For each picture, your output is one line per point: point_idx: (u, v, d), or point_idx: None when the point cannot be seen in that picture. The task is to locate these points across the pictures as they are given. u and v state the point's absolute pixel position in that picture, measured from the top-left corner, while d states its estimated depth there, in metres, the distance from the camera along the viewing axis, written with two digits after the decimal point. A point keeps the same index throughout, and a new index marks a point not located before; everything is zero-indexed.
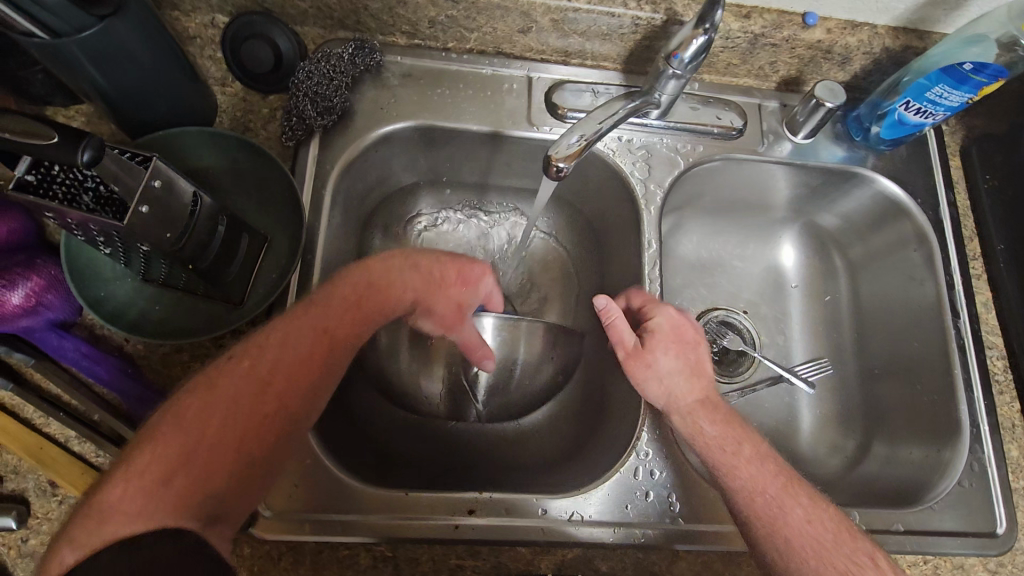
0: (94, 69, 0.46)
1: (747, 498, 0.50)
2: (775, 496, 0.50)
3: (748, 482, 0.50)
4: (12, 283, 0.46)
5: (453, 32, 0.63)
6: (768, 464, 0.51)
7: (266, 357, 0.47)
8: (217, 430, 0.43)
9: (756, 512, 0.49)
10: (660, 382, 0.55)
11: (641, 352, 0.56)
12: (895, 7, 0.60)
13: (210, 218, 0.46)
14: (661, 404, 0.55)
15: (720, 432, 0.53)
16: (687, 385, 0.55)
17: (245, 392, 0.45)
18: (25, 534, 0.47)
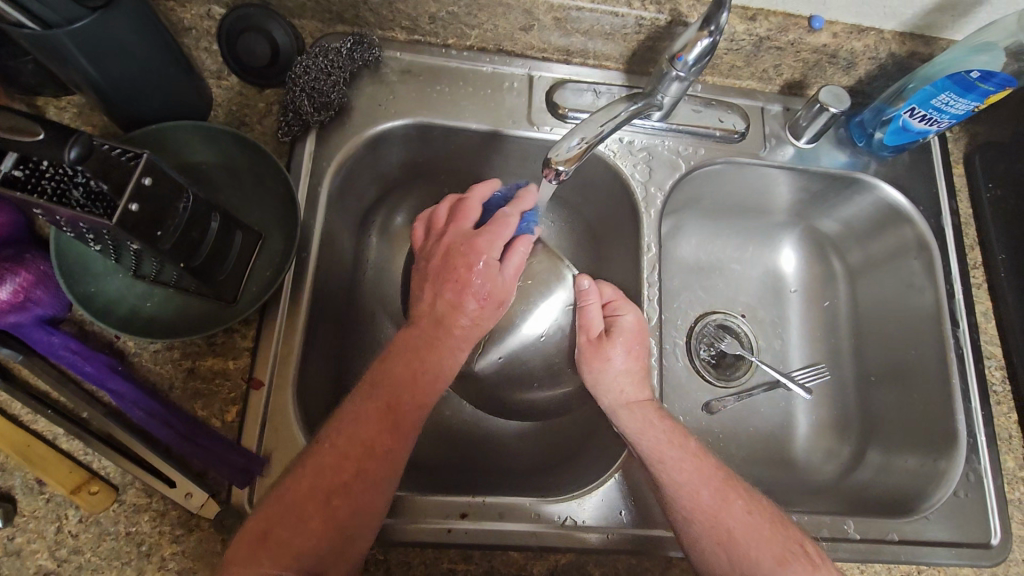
0: (85, 62, 0.45)
1: (683, 501, 0.50)
2: (710, 501, 0.50)
3: (681, 486, 0.51)
4: (0, 278, 0.46)
5: (453, 28, 0.62)
6: (702, 468, 0.52)
7: (347, 415, 0.47)
8: (303, 493, 0.44)
9: (691, 514, 0.50)
10: (605, 380, 0.56)
11: (595, 349, 0.57)
12: (901, 12, 0.59)
13: (202, 215, 0.45)
14: (606, 403, 0.56)
15: (654, 436, 0.53)
16: (632, 387, 0.55)
17: (333, 450, 0.46)
18: (12, 533, 0.47)
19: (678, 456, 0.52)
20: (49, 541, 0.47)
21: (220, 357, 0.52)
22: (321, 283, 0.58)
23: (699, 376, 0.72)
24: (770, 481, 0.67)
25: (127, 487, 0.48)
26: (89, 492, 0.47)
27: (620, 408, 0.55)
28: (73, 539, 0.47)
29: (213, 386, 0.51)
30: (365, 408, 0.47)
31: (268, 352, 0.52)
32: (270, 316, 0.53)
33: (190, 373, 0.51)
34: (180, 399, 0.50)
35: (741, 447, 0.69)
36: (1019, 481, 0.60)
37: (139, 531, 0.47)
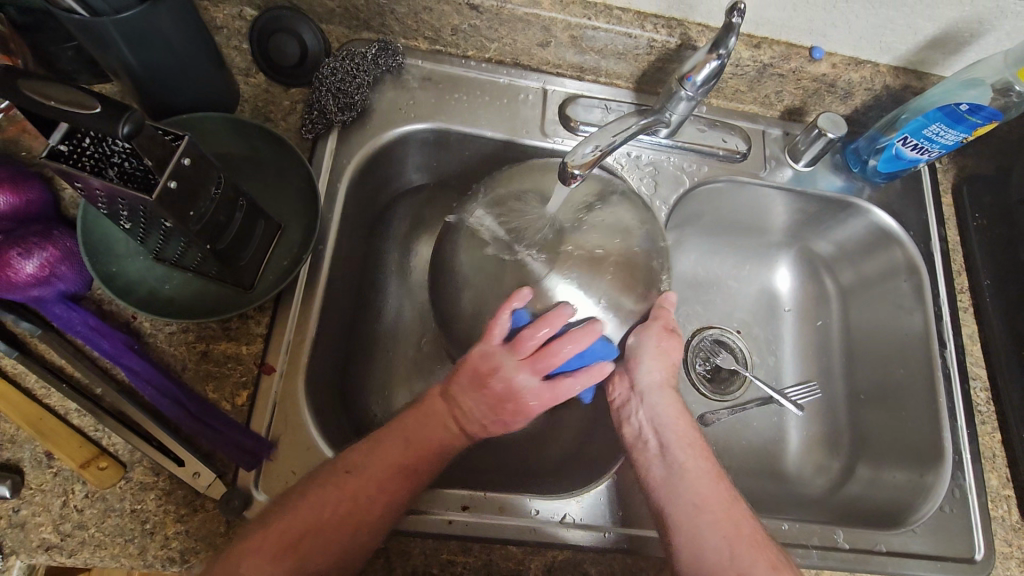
0: (127, 50, 0.47)
1: (696, 490, 0.51)
2: (723, 498, 0.51)
3: (698, 475, 0.51)
4: (28, 252, 0.47)
5: (474, 41, 0.65)
6: (716, 470, 0.52)
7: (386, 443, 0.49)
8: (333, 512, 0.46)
9: (701, 504, 0.50)
10: (657, 360, 0.55)
11: (665, 336, 0.54)
12: (896, 47, 0.63)
13: (230, 202, 0.47)
14: (645, 381, 0.55)
15: (684, 426, 0.54)
16: (672, 375, 0.56)
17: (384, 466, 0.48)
18: (18, 505, 0.47)
19: (701, 451, 0.53)
20: (54, 515, 0.47)
21: (234, 342, 0.53)
22: (335, 276, 0.60)
23: (695, 388, 0.74)
24: (762, 493, 0.69)
25: (134, 464, 0.49)
26: (98, 467, 0.47)
27: (656, 391, 0.55)
28: (78, 515, 0.47)
29: (226, 369, 0.52)
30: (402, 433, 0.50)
31: (281, 339, 0.54)
32: (285, 305, 0.55)
33: (204, 356, 0.52)
34: (193, 380, 0.51)
35: (733, 459, 0.71)
36: (1003, 499, 0.62)
37: (145, 509, 0.48)
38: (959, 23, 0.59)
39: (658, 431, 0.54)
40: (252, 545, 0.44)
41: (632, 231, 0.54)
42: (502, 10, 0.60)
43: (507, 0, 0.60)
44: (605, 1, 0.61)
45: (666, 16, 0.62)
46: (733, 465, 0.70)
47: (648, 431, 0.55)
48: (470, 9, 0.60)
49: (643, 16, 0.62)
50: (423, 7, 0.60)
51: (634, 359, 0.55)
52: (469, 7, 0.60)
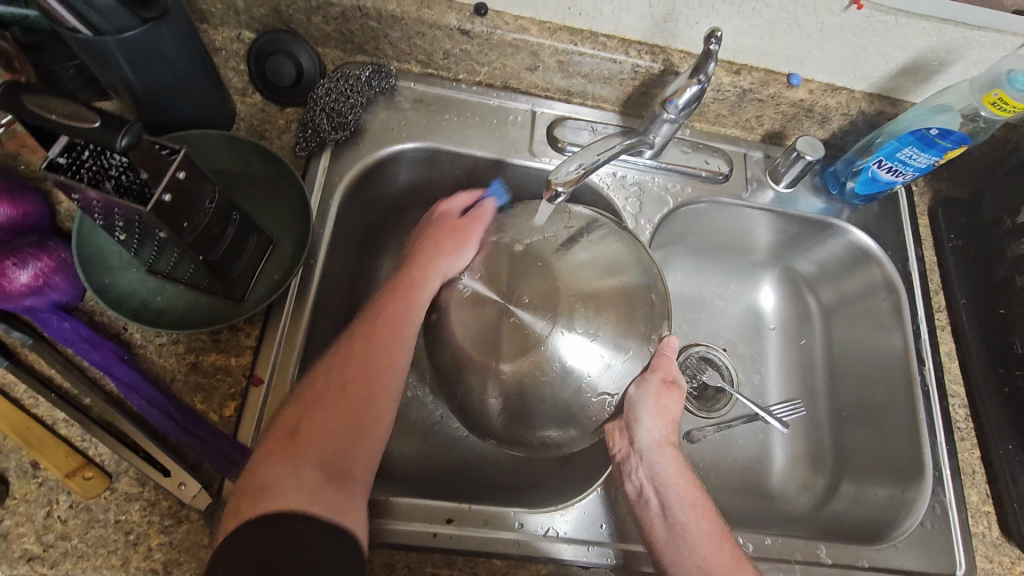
0: (128, 69, 0.49)
1: (700, 553, 0.49)
2: (727, 556, 0.50)
3: (702, 537, 0.50)
4: (22, 262, 0.48)
5: (465, 64, 0.67)
6: (721, 531, 0.51)
7: (306, 402, 0.49)
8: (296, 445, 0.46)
9: (704, 564, 0.49)
10: (658, 417, 0.54)
11: (662, 392, 0.54)
12: (870, 75, 0.66)
13: (223, 215, 0.48)
14: (644, 439, 0.54)
15: (686, 485, 0.53)
16: (671, 432, 0.55)
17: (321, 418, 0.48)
18: (1, 515, 0.47)
19: (705, 511, 0.52)
20: (37, 526, 0.47)
21: (223, 354, 0.54)
22: (325, 290, 0.61)
23: (681, 405, 0.75)
24: (746, 510, 0.69)
25: (120, 475, 0.49)
26: (83, 477, 0.47)
27: (657, 449, 0.54)
28: (61, 525, 0.47)
29: (214, 380, 0.53)
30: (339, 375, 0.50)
31: (270, 351, 0.54)
32: (274, 317, 0.56)
33: (192, 367, 0.53)
34: (181, 391, 0.52)
35: (719, 475, 0.71)
36: (983, 515, 0.63)
37: (129, 519, 0.48)
38: (928, 53, 0.62)
39: (659, 492, 0.53)
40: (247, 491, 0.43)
41: (627, 266, 0.54)
42: (492, 35, 0.63)
43: (497, 27, 0.62)
44: (590, 28, 0.64)
45: (649, 43, 0.64)
46: (719, 481, 0.71)
47: (649, 491, 0.53)
48: (461, 35, 0.63)
49: (627, 43, 0.64)
50: (416, 32, 0.63)
51: (633, 414, 0.54)
52: (461, 33, 0.63)
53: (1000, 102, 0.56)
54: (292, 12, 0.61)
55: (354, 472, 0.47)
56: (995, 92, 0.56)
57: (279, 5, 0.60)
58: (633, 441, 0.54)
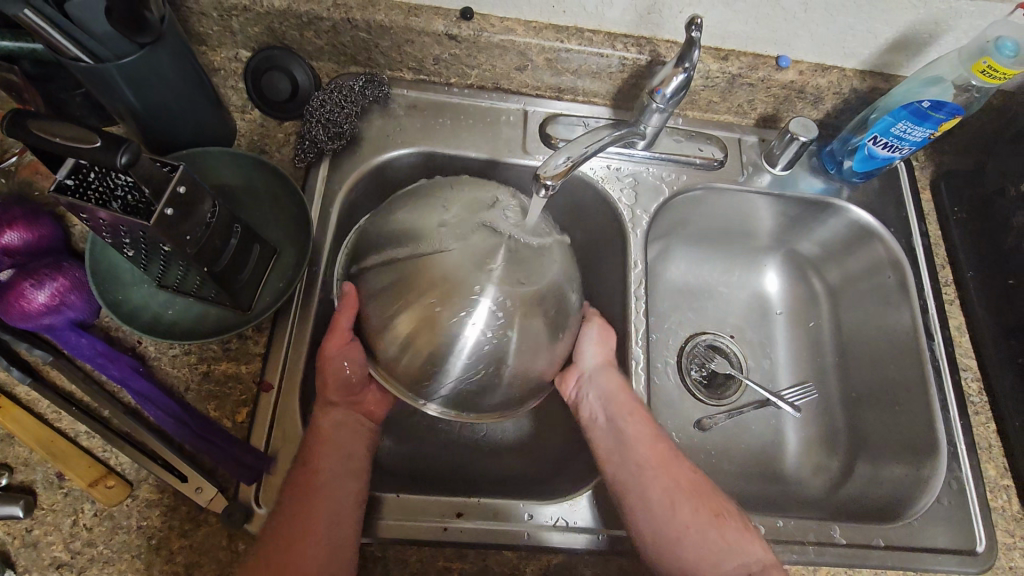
0: (129, 93, 0.51)
1: (638, 456, 0.55)
2: (665, 455, 0.55)
3: (641, 439, 0.56)
4: (40, 282, 0.50)
5: (455, 68, 0.68)
6: (662, 437, 0.57)
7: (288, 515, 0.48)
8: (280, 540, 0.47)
9: (646, 466, 0.54)
10: (596, 347, 0.61)
11: (603, 327, 0.62)
12: (859, 52, 0.66)
13: (224, 228, 0.50)
14: (590, 363, 0.61)
15: (626, 396, 0.58)
16: (613, 359, 0.62)
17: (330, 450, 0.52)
18: (31, 525, 0.49)
19: (645, 420, 0.57)
20: (65, 534, 0.49)
21: (233, 362, 0.56)
22: (330, 296, 0.62)
23: (690, 394, 0.75)
24: (760, 495, 0.69)
25: (141, 482, 0.51)
26: (106, 485, 0.49)
27: (601, 372, 0.60)
28: (87, 533, 0.49)
29: (226, 388, 0.55)
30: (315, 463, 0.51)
31: (279, 358, 0.56)
32: (281, 324, 0.57)
33: (205, 376, 0.55)
34: (195, 400, 0.54)
35: (731, 462, 0.71)
36: (1001, 489, 0.62)
37: (151, 524, 0.50)
38: (916, 26, 0.62)
39: (605, 409, 0.58)
40: None
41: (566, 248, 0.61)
42: (479, 38, 0.64)
43: (483, 29, 0.63)
44: (576, 24, 0.65)
45: (635, 35, 0.65)
46: (732, 468, 0.71)
47: (597, 411, 0.59)
48: (449, 39, 0.64)
49: (613, 36, 0.65)
50: (405, 39, 0.64)
51: (579, 346, 0.61)
52: (448, 38, 0.64)
53: (989, 69, 0.56)
54: (284, 28, 0.63)
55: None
56: (984, 60, 0.55)
57: (271, 22, 0.62)
58: (581, 371, 0.61)
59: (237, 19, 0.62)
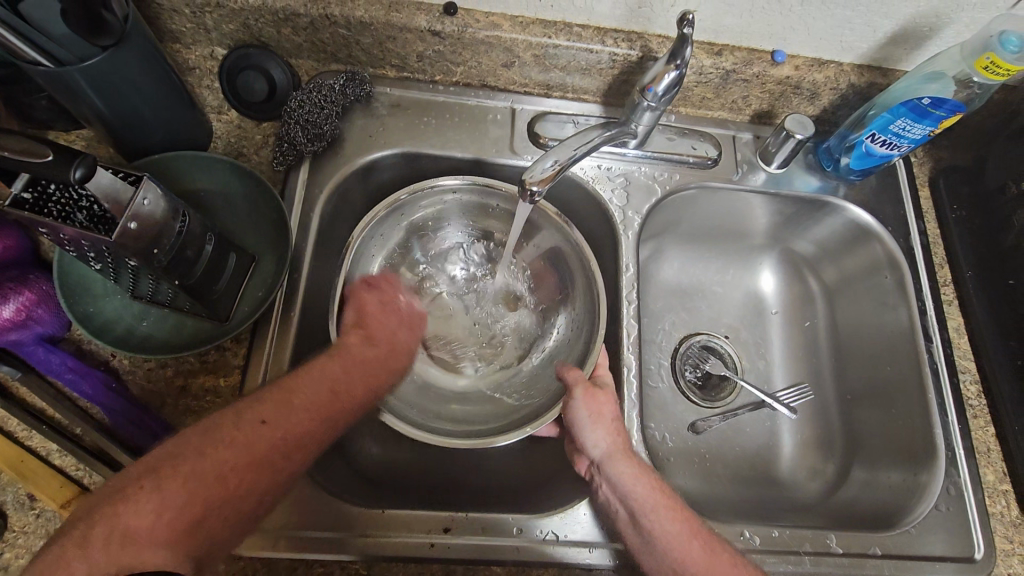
0: (94, 96, 0.48)
1: (671, 557, 0.49)
2: (699, 554, 0.49)
3: (670, 539, 0.50)
4: (4, 297, 0.48)
5: (439, 66, 0.66)
6: (689, 519, 0.51)
7: (265, 412, 0.46)
8: (230, 470, 0.44)
9: (679, 568, 0.49)
10: (598, 428, 0.55)
11: (591, 396, 0.56)
12: (857, 46, 0.64)
13: (198, 237, 0.48)
14: (596, 453, 0.54)
15: (646, 488, 0.52)
16: (620, 439, 0.55)
17: (300, 407, 0.48)
18: (2, 548, 0.47)
19: (668, 510, 0.51)
20: (37, 557, 0.47)
21: (211, 375, 0.54)
22: (312, 304, 0.60)
23: (684, 396, 0.73)
24: (755, 500, 0.68)
25: None
26: (79, 506, 0.48)
27: (613, 457, 0.53)
28: None
29: (204, 403, 0.53)
30: (320, 369, 0.51)
31: (258, 369, 0.54)
32: (261, 335, 0.56)
33: (182, 391, 0.53)
34: (171, 415, 0.52)
35: (726, 466, 0.70)
36: (1000, 494, 0.60)
37: None
38: (916, 19, 0.60)
39: (624, 502, 0.52)
40: (118, 499, 0.40)
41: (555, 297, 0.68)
42: (464, 34, 0.61)
43: (468, 25, 0.61)
44: (564, 19, 0.62)
45: (626, 30, 0.63)
46: (726, 471, 0.70)
47: (615, 503, 0.53)
48: (432, 36, 0.62)
49: (603, 31, 0.63)
50: (387, 36, 0.62)
51: (576, 431, 0.55)
52: (432, 34, 0.61)
53: (993, 66, 0.54)
54: (261, 25, 0.60)
55: (245, 511, 0.44)
56: (988, 56, 0.53)
57: (247, 19, 0.60)
58: (591, 457, 0.55)
59: (211, 16, 0.59)
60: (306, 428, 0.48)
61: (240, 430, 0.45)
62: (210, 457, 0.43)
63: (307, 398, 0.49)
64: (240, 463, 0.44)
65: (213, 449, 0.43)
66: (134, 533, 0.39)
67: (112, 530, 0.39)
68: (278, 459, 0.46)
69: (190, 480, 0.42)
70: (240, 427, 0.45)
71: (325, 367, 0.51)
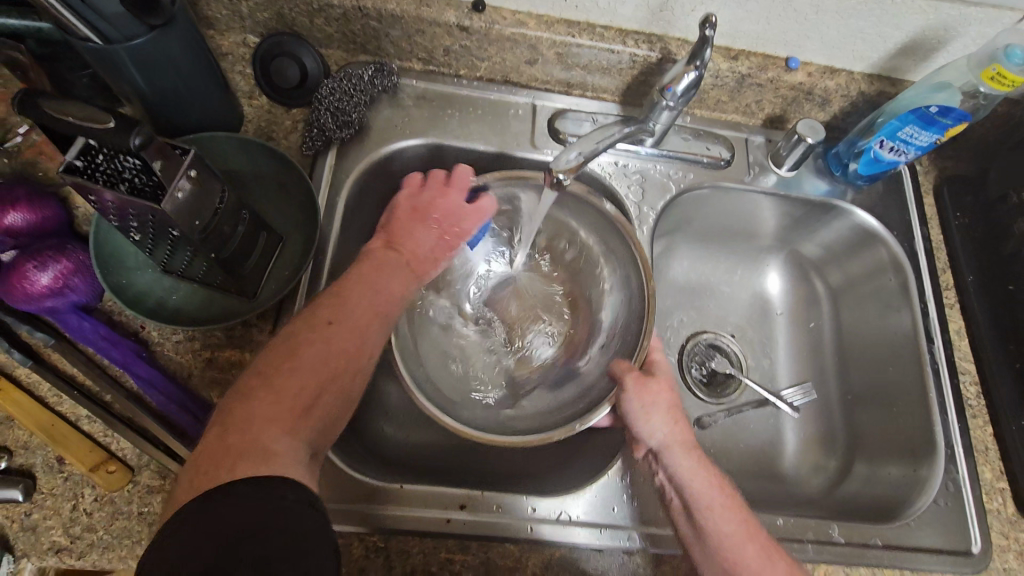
0: (137, 73, 0.50)
1: (724, 555, 0.48)
2: (753, 557, 0.48)
3: (726, 538, 0.49)
4: (43, 264, 0.49)
5: (465, 60, 0.68)
6: (748, 522, 0.50)
7: (297, 348, 0.45)
8: (303, 391, 0.43)
9: (733, 566, 0.48)
10: (654, 417, 0.55)
11: (643, 386, 0.56)
12: (868, 56, 0.66)
13: (233, 212, 0.49)
14: (654, 442, 0.54)
15: (703, 482, 0.52)
16: (679, 429, 0.54)
17: (328, 331, 0.47)
18: (29, 509, 0.48)
19: (725, 509, 0.50)
20: (64, 519, 0.48)
21: (237, 349, 0.55)
22: None
23: (691, 393, 0.75)
24: (758, 493, 0.70)
25: (142, 468, 0.50)
26: (107, 470, 0.49)
27: (671, 447, 0.53)
28: (87, 518, 0.49)
29: (230, 376, 0.54)
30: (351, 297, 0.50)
31: None
32: (286, 312, 0.57)
33: (208, 363, 0.54)
34: (198, 387, 0.53)
35: (730, 460, 0.72)
36: (997, 492, 0.62)
37: (151, 511, 0.49)
38: (925, 31, 0.62)
39: (680, 492, 0.52)
40: (228, 436, 0.39)
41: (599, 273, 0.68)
42: (491, 30, 0.64)
43: (495, 21, 0.63)
44: (588, 19, 0.65)
45: (647, 32, 0.65)
46: (730, 465, 0.71)
47: (672, 492, 0.53)
48: (460, 31, 0.64)
49: (624, 32, 0.65)
50: (416, 29, 0.64)
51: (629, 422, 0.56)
52: (460, 29, 0.64)
53: (999, 77, 0.56)
54: (295, 14, 0.62)
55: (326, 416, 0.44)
56: (993, 67, 0.56)
57: (282, 8, 0.61)
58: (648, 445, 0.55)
59: (247, 3, 0.61)
60: (360, 333, 0.48)
61: (299, 348, 0.45)
62: (265, 390, 0.42)
63: (350, 325, 0.48)
64: (281, 391, 0.43)
65: (263, 386, 0.43)
66: (262, 458, 0.39)
67: (221, 468, 0.38)
68: (327, 382, 0.45)
69: (266, 407, 0.41)
70: (298, 347, 0.45)
71: (349, 293, 0.50)
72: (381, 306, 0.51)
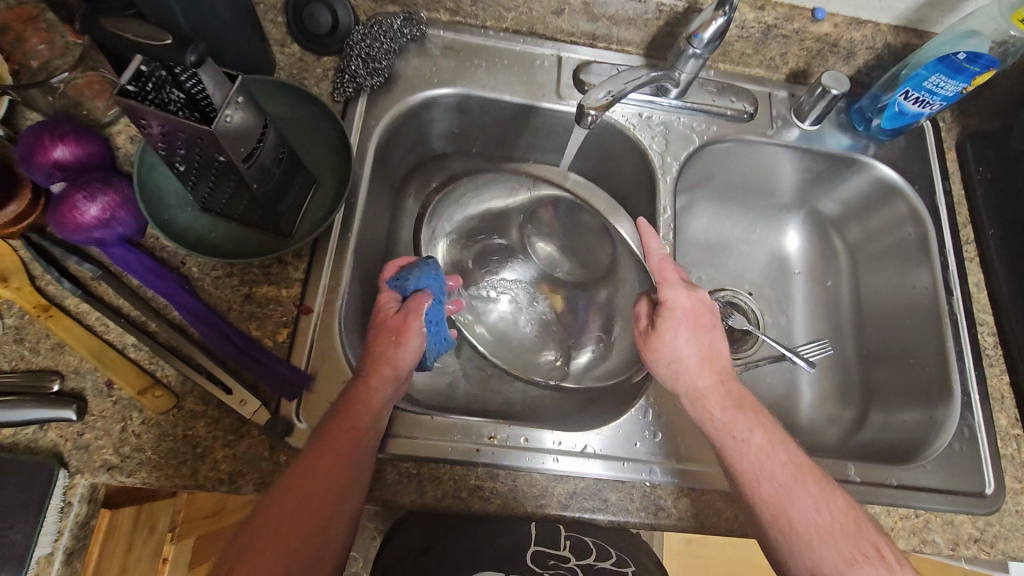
0: (179, 10, 0.51)
1: (752, 478, 0.51)
2: (782, 480, 0.51)
3: (752, 468, 0.51)
4: (92, 195, 0.51)
5: (492, 10, 0.69)
6: (778, 450, 0.52)
7: (277, 496, 0.46)
8: (274, 510, 0.45)
9: (762, 490, 0.51)
10: (665, 370, 0.57)
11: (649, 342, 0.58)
12: (895, 6, 0.66)
13: (275, 145, 0.51)
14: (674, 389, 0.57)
15: (726, 420, 0.53)
16: (693, 375, 0.56)
17: (310, 473, 0.47)
18: (81, 429, 0.51)
19: (751, 442, 0.52)
20: (114, 439, 0.51)
21: (274, 285, 0.57)
22: (365, 230, 0.64)
23: None
24: None
25: (187, 394, 0.53)
26: (154, 394, 0.51)
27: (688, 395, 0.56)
28: (136, 439, 0.51)
29: (267, 310, 0.56)
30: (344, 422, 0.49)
31: (318, 283, 0.58)
32: (320, 252, 0.59)
33: (247, 298, 0.56)
34: (237, 320, 0.55)
35: None
36: (1012, 438, 0.64)
37: (196, 434, 0.52)
38: None
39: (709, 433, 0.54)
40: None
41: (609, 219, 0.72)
42: None
43: None
44: None
45: None
46: None
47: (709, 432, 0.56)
48: None
49: None
50: None
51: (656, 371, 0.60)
52: None
53: None
54: None
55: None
56: None
57: None
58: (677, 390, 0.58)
59: None
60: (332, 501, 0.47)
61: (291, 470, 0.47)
62: (248, 522, 0.45)
63: (326, 466, 0.47)
64: (253, 531, 0.44)
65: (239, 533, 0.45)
66: None
67: None
68: (300, 504, 0.45)
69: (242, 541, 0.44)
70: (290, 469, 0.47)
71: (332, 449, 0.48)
72: (368, 411, 0.50)
